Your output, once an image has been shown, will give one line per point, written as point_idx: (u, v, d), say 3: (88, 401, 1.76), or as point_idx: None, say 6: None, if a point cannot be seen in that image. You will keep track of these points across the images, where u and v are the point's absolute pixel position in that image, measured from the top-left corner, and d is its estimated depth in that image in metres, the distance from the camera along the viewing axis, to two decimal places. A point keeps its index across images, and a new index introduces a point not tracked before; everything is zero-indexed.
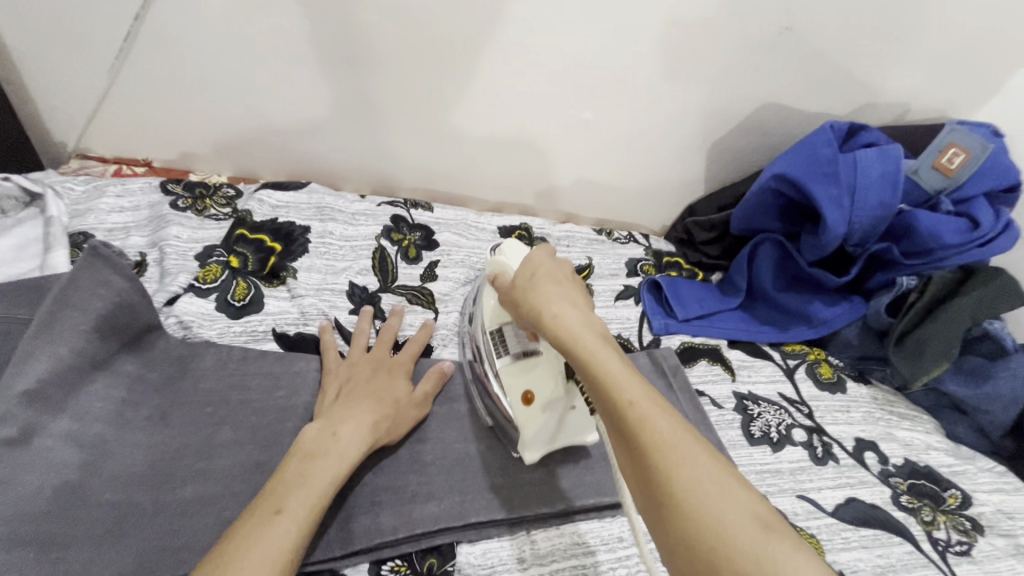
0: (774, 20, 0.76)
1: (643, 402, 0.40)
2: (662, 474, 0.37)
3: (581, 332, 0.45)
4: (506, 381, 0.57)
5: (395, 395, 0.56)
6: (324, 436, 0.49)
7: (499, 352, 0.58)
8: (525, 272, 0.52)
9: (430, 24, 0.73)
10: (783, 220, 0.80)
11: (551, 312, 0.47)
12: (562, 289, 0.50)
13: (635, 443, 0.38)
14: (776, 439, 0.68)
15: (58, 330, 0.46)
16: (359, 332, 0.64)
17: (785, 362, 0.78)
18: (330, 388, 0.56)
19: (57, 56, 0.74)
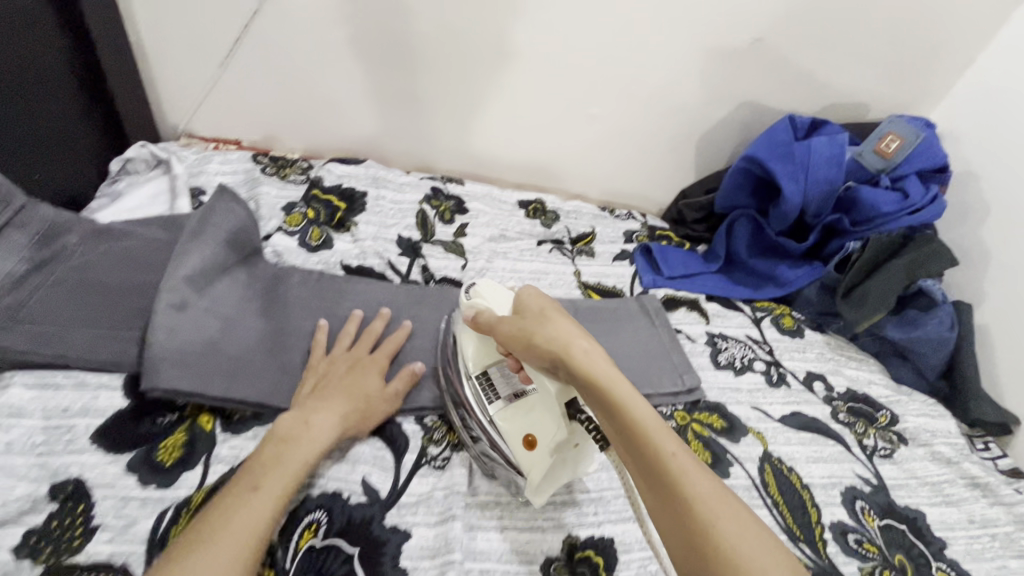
0: (748, 33, 0.94)
1: (678, 453, 0.46)
2: (701, 518, 0.43)
3: (614, 381, 0.49)
4: (503, 426, 0.58)
5: (367, 390, 0.61)
6: (299, 424, 0.55)
7: (489, 396, 0.59)
8: (545, 316, 0.55)
9: (469, 33, 0.93)
10: (755, 198, 0.97)
11: (580, 357, 0.50)
12: (579, 336, 0.53)
13: (675, 489, 0.44)
14: (739, 367, 0.83)
15: (205, 238, 0.66)
16: (345, 332, 0.67)
17: (754, 313, 0.93)
18: (308, 381, 0.61)
19: (181, 55, 0.95)
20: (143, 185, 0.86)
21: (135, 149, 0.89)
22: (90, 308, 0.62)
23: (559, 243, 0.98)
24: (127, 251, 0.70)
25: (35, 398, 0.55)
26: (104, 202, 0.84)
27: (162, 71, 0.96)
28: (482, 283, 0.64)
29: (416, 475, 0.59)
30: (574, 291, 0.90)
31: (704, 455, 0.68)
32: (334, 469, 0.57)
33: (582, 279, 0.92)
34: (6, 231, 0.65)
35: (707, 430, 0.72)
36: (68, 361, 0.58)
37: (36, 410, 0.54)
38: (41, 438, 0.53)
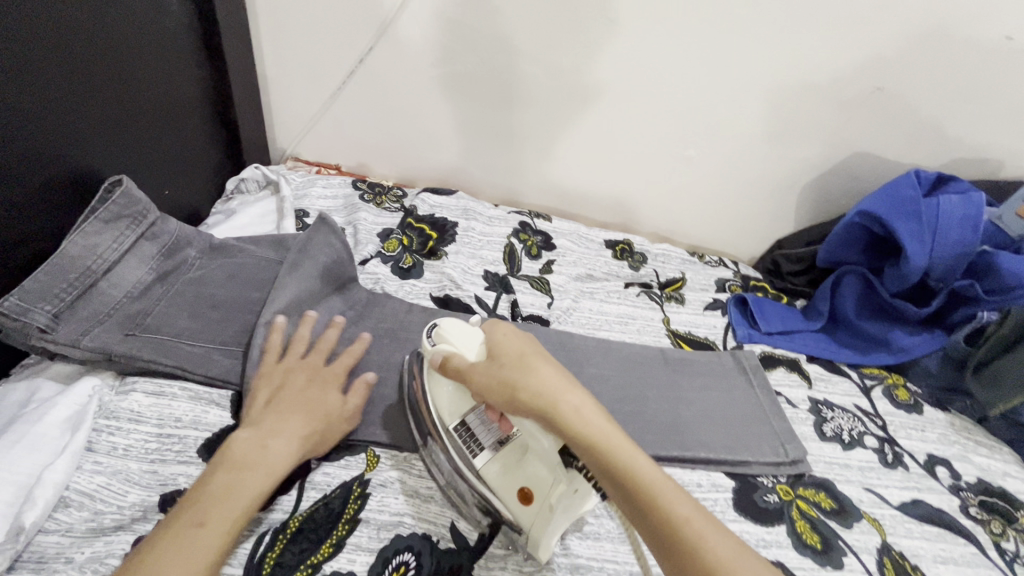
0: (867, 82, 0.89)
1: (666, 487, 0.45)
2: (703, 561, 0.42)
3: (595, 423, 0.48)
4: (495, 482, 0.55)
5: (327, 408, 0.58)
6: (254, 448, 0.52)
7: (472, 449, 0.56)
8: (514, 351, 0.53)
9: (571, 72, 0.94)
10: (866, 255, 0.90)
11: (563, 402, 0.49)
12: (560, 370, 0.52)
13: (673, 532, 0.43)
14: (848, 440, 0.75)
15: (299, 271, 0.70)
16: (300, 337, 0.64)
17: (862, 381, 0.85)
18: (261, 393, 0.58)
19: (298, 85, 1.01)
20: (253, 204, 0.92)
21: (249, 170, 0.95)
22: (205, 318, 0.66)
23: (647, 287, 0.94)
24: (241, 266, 0.75)
25: (153, 404, 0.58)
26: (218, 218, 0.89)
27: (281, 99, 1.03)
28: (443, 322, 0.60)
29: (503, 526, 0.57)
30: (663, 339, 0.86)
31: (812, 537, 0.62)
32: (420, 511, 0.57)
33: (672, 326, 0.88)
34: (140, 241, 0.69)
35: (814, 510, 0.65)
36: (185, 373, 0.61)
37: (153, 417, 0.57)
38: (154, 445, 0.55)
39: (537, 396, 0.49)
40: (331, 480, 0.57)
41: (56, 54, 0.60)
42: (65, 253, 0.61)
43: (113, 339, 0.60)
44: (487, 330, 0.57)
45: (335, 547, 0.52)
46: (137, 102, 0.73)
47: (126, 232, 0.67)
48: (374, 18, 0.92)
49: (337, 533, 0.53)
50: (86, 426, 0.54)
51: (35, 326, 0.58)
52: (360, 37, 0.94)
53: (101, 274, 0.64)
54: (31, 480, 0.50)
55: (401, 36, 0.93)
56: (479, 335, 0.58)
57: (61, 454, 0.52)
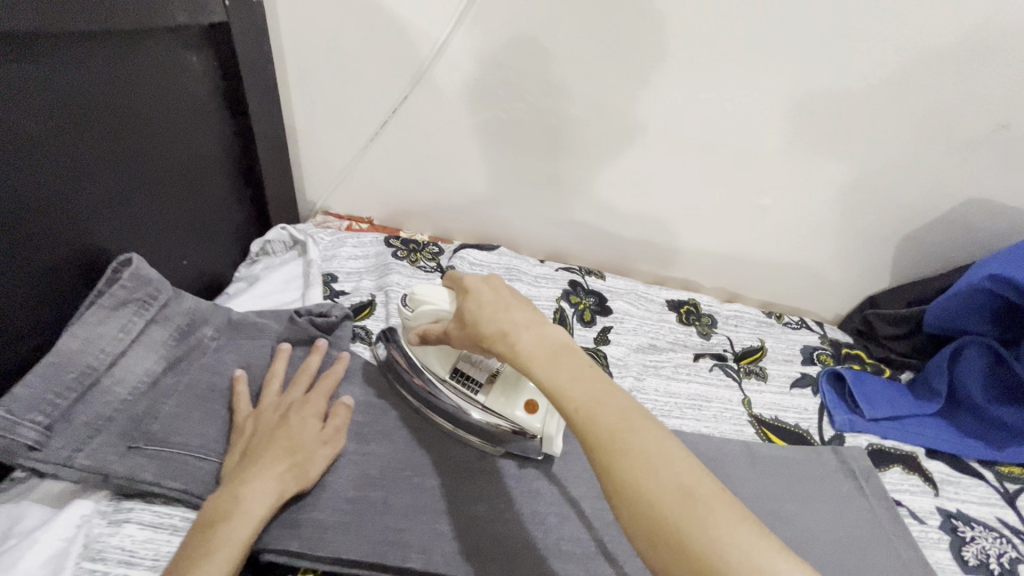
0: (987, 118, 0.75)
1: (585, 400, 0.39)
2: (621, 479, 0.35)
3: (528, 344, 0.43)
4: (499, 409, 0.60)
5: (303, 440, 0.55)
6: (226, 500, 0.49)
7: (472, 388, 0.62)
8: (472, 303, 0.49)
9: (627, 113, 0.83)
10: (995, 324, 0.74)
11: (506, 334, 0.44)
12: (514, 309, 0.46)
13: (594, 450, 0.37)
14: (998, 572, 0.59)
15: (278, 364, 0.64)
16: (273, 375, 0.61)
17: (1001, 485, 0.69)
18: (235, 447, 0.55)
19: (329, 136, 0.94)
20: (279, 269, 0.84)
21: (275, 230, 0.88)
22: (217, 421, 0.58)
23: (720, 359, 0.81)
24: (258, 350, 0.66)
25: (147, 541, 0.49)
26: (240, 287, 0.81)
27: (311, 151, 0.97)
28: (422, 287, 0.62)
29: None
30: (746, 428, 0.72)
31: None
32: None
33: (754, 411, 0.75)
34: (150, 326, 0.61)
35: None
36: (191, 499, 0.52)
37: (147, 557, 0.48)
38: None
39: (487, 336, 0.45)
40: None
41: (61, 132, 0.53)
42: (61, 350, 0.53)
43: (112, 455, 0.52)
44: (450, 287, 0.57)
45: None
46: (153, 170, 0.66)
47: (134, 319, 0.59)
48: (410, 62, 0.84)
49: None
50: None
51: (23, 443, 0.49)
52: (395, 84, 0.87)
53: (103, 370, 0.56)
54: None
55: (440, 82, 0.85)
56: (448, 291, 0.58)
57: None
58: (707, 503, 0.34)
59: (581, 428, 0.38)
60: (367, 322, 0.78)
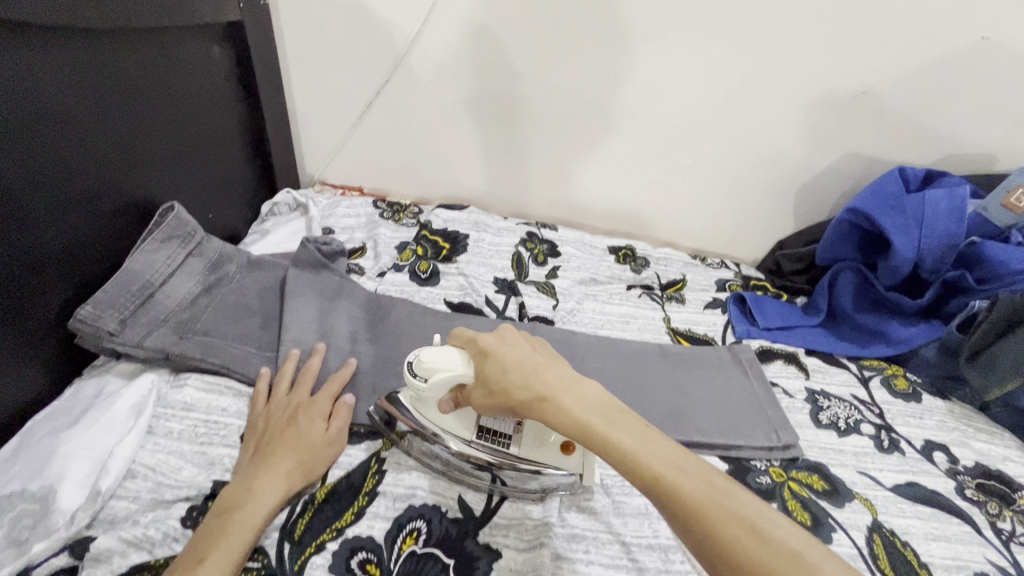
0: (851, 86, 0.92)
1: (669, 470, 0.46)
2: (728, 543, 0.42)
3: (588, 415, 0.50)
4: (538, 458, 0.60)
5: (310, 437, 0.60)
6: (242, 490, 0.54)
7: (504, 443, 0.60)
8: (496, 366, 0.54)
9: (567, 91, 1.01)
10: (861, 251, 0.93)
11: (552, 399, 0.51)
12: (543, 370, 0.53)
13: (689, 516, 0.43)
14: (844, 428, 0.78)
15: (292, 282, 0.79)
16: (282, 378, 0.67)
17: (861, 372, 0.87)
18: (249, 443, 0.61)
19: (323, 116, 1.12)
20: (286, 224, 1.02)
21: (281, 194, 1.05)
22: (245, 324, 0.75)
23: (648, 288, 1.00)
24: (274, 280, 0.82)
25: (202, 398, 0.66)
26: (254, 238, 0.99)
27: (309, 129, 1.14)
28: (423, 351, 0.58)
29: (507, 499, 0.61)
30: (663, 336, 0.91)
31: (795, 484, 0.69)
32: (432, 486, 0.61)
33: (672, 324, 0.93)
34: (190, 258, 0.77)
35: (806, 490, 0.69)
36: (229, 372, 0.69)
37: (202, 407, 0.65)
38: (202, 429, 0.63)
39: (528, 403, 0.51)
40: (353, 459, 0.63)
41: (118, 100, 0.70)
42: (127, 268, 0.71)
43: (169, 341, 0.69)
44: (460, 353, 0.57)
45: (356, 515, 0.57)
46: (185, 138, 0.83)
47: (178, 250, 0.76)
48: (388, 52, 1.02)
49: (358, 503, 0.58)
50: (146, 414, 0.62)
51: (105, 330, 0.67)
52: (376, 71, 1.05)
53: (157, 286, 0.73)
54: (104, 456, 0.58)
55: (414, 69, 1.03)
56: (458, 353, 0.57)
57: (129, 434, 0.60)
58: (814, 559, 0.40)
59: (673, 499, 0.44)
60: (359, 262, 0.96)
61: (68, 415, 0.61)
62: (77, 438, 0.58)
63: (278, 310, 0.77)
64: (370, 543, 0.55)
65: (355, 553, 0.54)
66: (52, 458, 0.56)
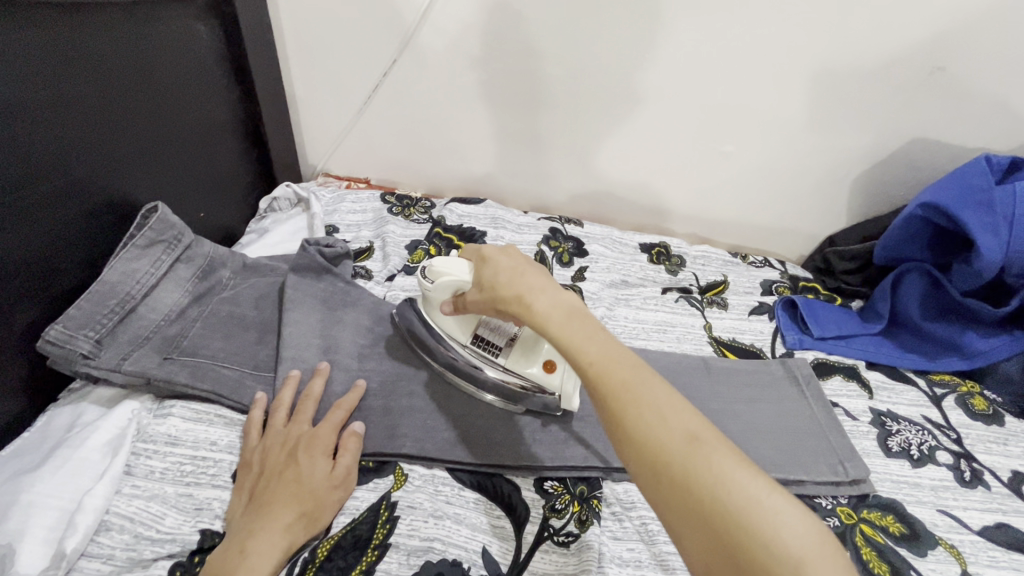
0: (925, 61, 0.80)
1: (603, 361, 0.43)
2: (642, 435, 0.39)
3: (542, 307, 0.47)
4: (523, 372, 0.60)
5: (312, 480, 0.52)
6: (234, 553, 0.47)
7: (492, 352, 0.61)
8: (488, 270, 0.53)
9: (595, 71, 0.90)
10: (932, 250, 0.82)
11: (521, 296, 0.48)
12: (530, 274, 0.50)
13: (606, 398, 0.41)
14: (918, 457, 0.68)
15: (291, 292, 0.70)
16: (279, 404, 0.59)
17: (931, 389, 0.77)
18: (243, 488, 0.53)
19: (325, 101, 1.02)
20: (286, 222, 0.93)
21: (281, 188, 0.96)
22: (238, 339, 0.66)
23: (686, 291, 0.90)
24: (271, 287, 0.73)
25: (189, 430, 0.58)
26: (252, 238, 0.90)
27: (310, 115, 1.04)
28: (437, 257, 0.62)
29: (539, 551, 0.53)
30: (705, 347, 0.81)
31: (868, 529, 0.60)
32: (453, 536, 0.53)
33: (714, 333, 0.83)
34: (176, 265, 0.69)
35: (881, 534, 0.60)
36: (221, 398, 0.61)
37: (189, 441, 0.57)
38: (189, 467, 0.55)
39: (505, 300, 0.49)
40: (360, 504, 0.54)
41: (85, 85, 0.61)
42: (104, 281, 0.62)
43: (152, 363, 0.61)
44: (466, 257, 0.58)
45: (364, 574, 0.49)
46: (168, 127, 0.74)
47: (162, 257, 0.67)
48: (395, 29, 0.91)
49: (366, 559, 0.50)
50: (123, 451, 0.54)
51: (79, 352, 0.59)
52: (382, 50, 0.94)
53: (139, 299, 0.64)
54: (74, 505, 0.50)
55: (424, 47, 0.92)
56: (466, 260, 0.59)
57: (103, 478, 0.52)
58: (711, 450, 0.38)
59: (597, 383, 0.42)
60: (366, 264, 0.87)
61: (36, 454, 0.54)
62: (41, 484, 0.50)
63: (276, 322, 0.69)
64: None
65: None
66: (13, 509, 0.49)
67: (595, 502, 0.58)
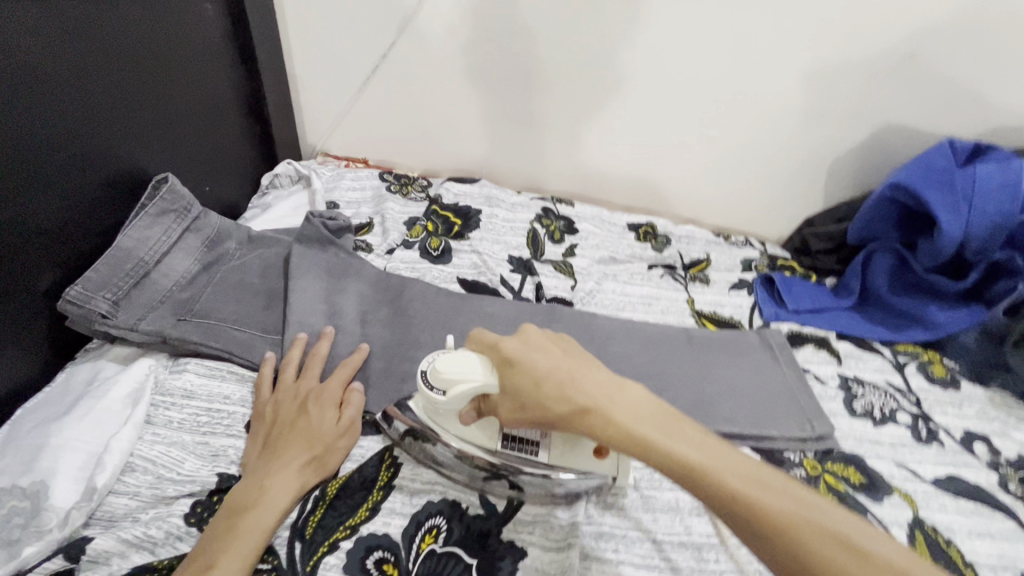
0: (897, 51, 0.85)
1: (740, 483, 0.41)
2: (812, 554, 0.38)
3: (629, 417, 0.45)
4: (570, 463, 0.55)
5: (322, 429, 0.56)
6: (253, 490, 0.51)
7: (530, 451, 0.55)
8: (524, 377, 0.48)
9: (589, 55, 0.93)
10: (900, 230, 0.88)
11: (595, 407, 0.45)
12: (581, 373, 0.47)
13: (741, 512, 0.40)
14: (879, 417, 0.74)
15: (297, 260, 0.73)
16: (289, 362, 0.63)
17: (895, 357, 0.83)
18: (258, 435, 0.57)
19: (325, 82, 1.05)
20: (287, 198, 0.96)
21: (282, 165, 0.99)
22: (247, 304, 0.70)
23: (670, 268, 0.95)
24: (277, 256, 0.76)
25: (204, 384, 0.62)
26: (255, 213, 0.93)
27: (310, 95, 1.07)
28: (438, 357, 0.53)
29: (531, 493, 0.58)
30: (688, 319, 0.86)
31: (829, 479, 0.66)
32: (452, 480, 0.57)
33: (696, 307, 0.88)
34: (186, 234, 0.72)
35: (843, 484, 0.66)
36: (231, 356, 0.65)
37: (204, 394, 0.61)
38: (205, 418, 0.59)
39: (571, 415, 0.45)
40: (366, 451, 0.59)
41: (101, 60, 0.64)
42: (119, 246, 0.65)
43: (167, 323, 0.65)
44: (478, 357, 0.51)
45: (371, 512, 0.54)
46: (178, 104, 0.77)
47: (173, 225, 0.71)
48: (395, 12, 0.94)
49: (371, 498, 0.55)
50: (143, 402, 0.58)
51: (98, 312, 0.62)
52: (381, 32, 0.97)
53: (153, 264, 0.68)
54: (100, 448, 0.54)
55: (422, 29, 0.95)
56: (478, 361, 0.51)
57: (125, 425, 0.56)
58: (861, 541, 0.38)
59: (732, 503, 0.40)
60: (366, 238, 0.91)
61: (60, 404, 0.58)
62: (69, 429, 0.54)
63: (282, 288, 0.72)
64: (386, 541, 0.52)
65: (370, 554, 0.51)
66: (44, 450, 0.52)
67: None
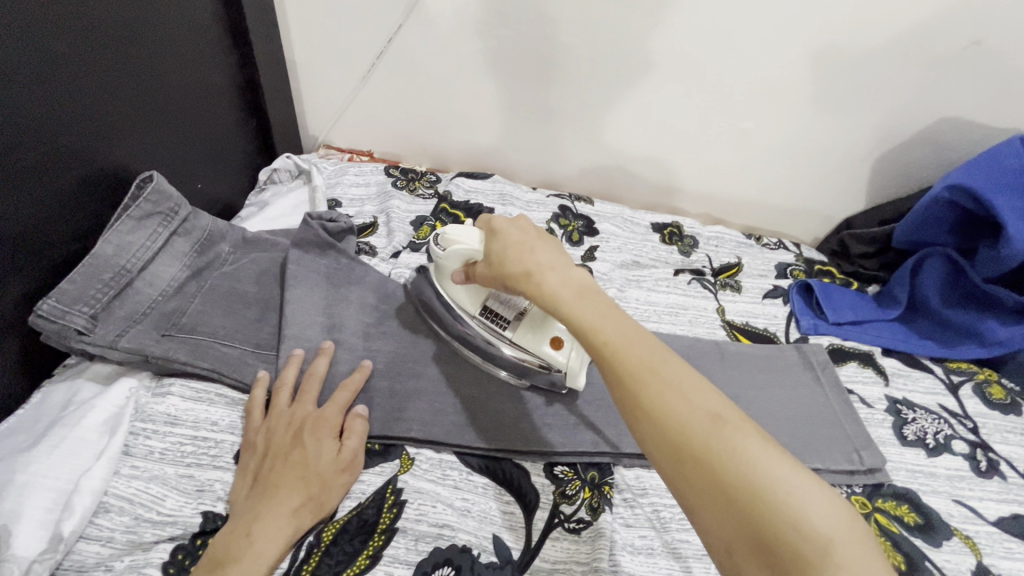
0: (961, 36, 0.77)
1: (619, 339, 0.41)
2: (666, 420, 0.37)
3: (557, 285, 0.45)
4: (529, 347, 0.58)
5: (318, 464, 0.51)
6: (238, 539, 0.45)
7: (500, 325, 0.59)
8: (498, 244, 0.50)
9: (613, 40, 0.85)
10: (956, 235, 0.79)
11: (532, 274, 0.46)
12: (541, 247, 0.48)
13: (618, 372, 0.39)
14: (933, 445, 0.67)
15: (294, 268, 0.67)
16: (283, 382, 0.57)
17: (947, 377, 0.76)
18: (247, 470, 0.51)
19: (328, 69, 0.98)
20: (286, 195, 0.90)
21: (281, 159, 0.92)
22: (238, 316, 0.64)
23: (698, 273, 0.87)
24: (272, 262, 0.70)
25: (189, 409, 0.56)
26: (252, 211, 0.87)
27: (312, 83, 1.00)
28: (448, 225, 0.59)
29: (550, 538, 0.52)
30: (718, 331, 0.79)
31: (882, 519, 0.59)
32: (462, 522, 0.52)
33: (727, 317, 0.81)
34: (173, 239, 0.66)
35: (896, 525, 0.59)
36: (221, 376, 0.59)
37: (189, 420, 0.55)
38: (190, 448, 0.54)
39: (513, 277, 0.47)
40: (367, 487, 0.53)
41: (77, 48, 0.57)
42: (98, 254, 0.59)
43: (150, 340, 0.59)
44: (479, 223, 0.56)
45: (372, 559, 0.48)
46: (166, 95, 0.71)
47: (159, 229, 0.64)
48: None
49: (372, 544, 0.49)
50: (121, 431, 0.53)
51: (74, 328, 0.56)
52: (387, 15, 0.89)
53: (136, 273, 0.62)
54: (72, 484, 0.49)
55: (433, 12, 0.88)
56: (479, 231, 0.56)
57: (100, 459, 0.51)
58: (736, 430, 0.36)
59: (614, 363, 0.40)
60: (370, 240, 0.84)
61: (31, 432, 0.53)
62: (37, 463, 0.49)
63: (277, 299, 0.66)
64: None
65: None
66: (8, 489, 0.47)
67: (606, 488, 0.56)
